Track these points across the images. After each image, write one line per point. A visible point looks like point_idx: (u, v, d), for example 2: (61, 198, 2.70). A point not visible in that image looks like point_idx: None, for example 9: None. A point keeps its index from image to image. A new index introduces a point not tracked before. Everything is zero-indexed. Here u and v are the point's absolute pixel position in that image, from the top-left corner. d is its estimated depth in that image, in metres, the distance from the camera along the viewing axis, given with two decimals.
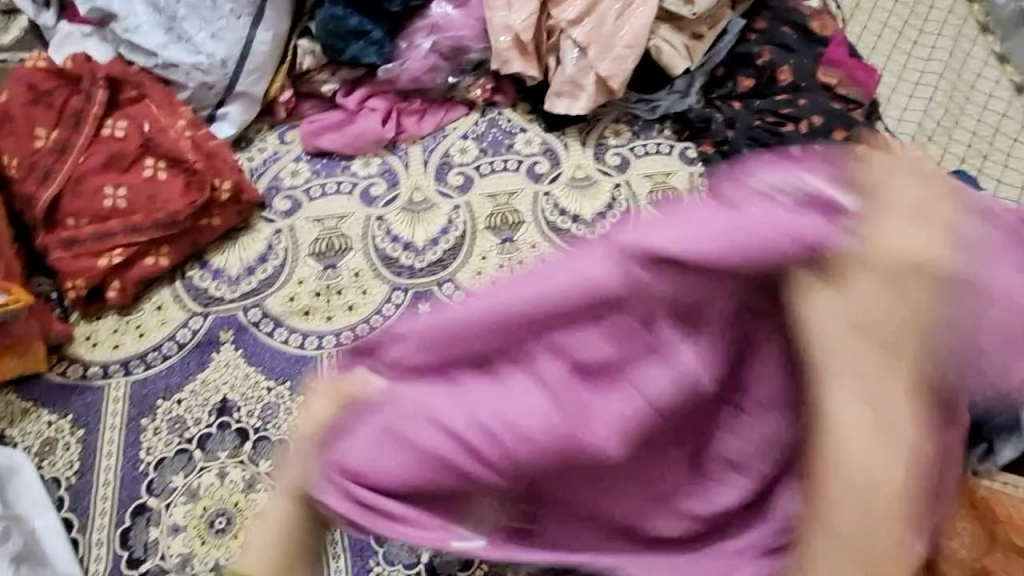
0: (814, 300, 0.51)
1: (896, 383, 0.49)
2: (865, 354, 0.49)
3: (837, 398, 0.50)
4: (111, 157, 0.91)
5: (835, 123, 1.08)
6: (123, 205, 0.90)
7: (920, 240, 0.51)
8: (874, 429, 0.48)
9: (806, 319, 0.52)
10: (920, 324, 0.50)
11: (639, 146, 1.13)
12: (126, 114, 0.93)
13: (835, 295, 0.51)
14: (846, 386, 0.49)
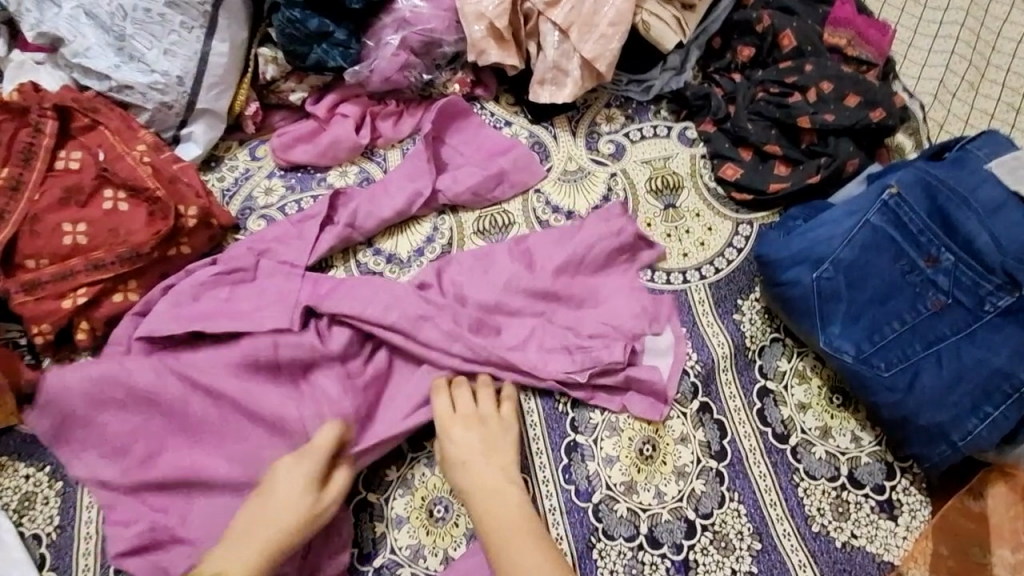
0: (466, 472, 0.77)
1: (504, 501, 0.75)
2: (487, 468, 0.78)
3: (478, 467, 0.78)
4: (68, 190, 0.86)
5: (847, 88, 0.98)
6: (85, 241, 0.85)
7: (483, 495, 0.76)
8: (489, 472, 0.78)
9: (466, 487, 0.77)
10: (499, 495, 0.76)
11: (635, 131, 1.06)
12: (82, 144, 0.88)
13: (480, 462, 0.78)
14: (482, 462, 0.78)
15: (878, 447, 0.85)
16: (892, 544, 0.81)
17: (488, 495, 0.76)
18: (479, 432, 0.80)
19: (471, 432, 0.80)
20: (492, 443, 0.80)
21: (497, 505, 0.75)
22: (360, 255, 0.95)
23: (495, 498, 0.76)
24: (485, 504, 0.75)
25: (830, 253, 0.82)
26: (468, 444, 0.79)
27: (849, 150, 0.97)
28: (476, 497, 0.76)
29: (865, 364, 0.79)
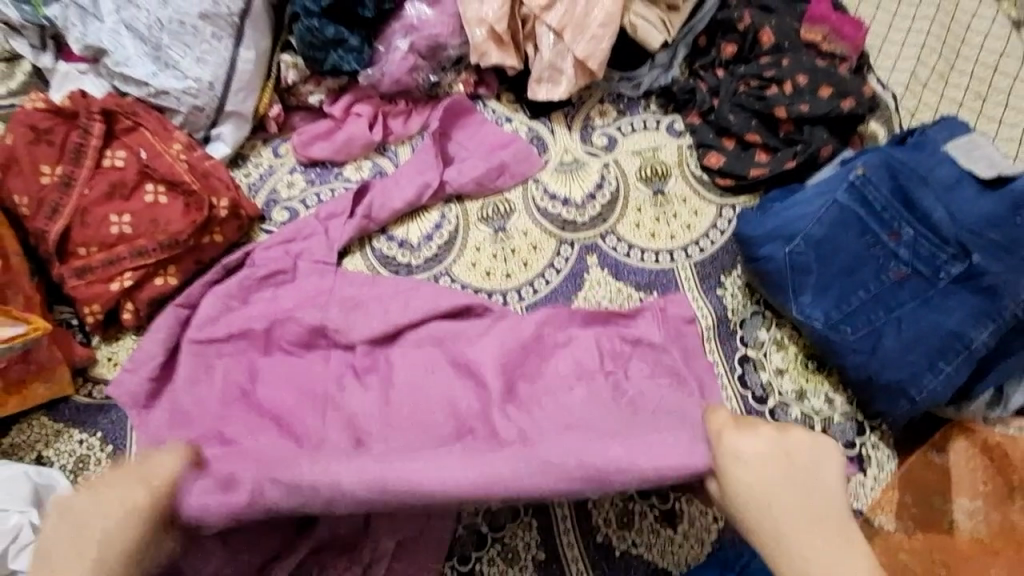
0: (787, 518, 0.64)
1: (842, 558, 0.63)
2: (817, 535, 0.64)
3: (784, 525, 0.64)
4: (113, 185, 0.96)
5: (821, 80, 1.06)
6: (129, 230, 0.94)
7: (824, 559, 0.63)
8: (822, 544, 0.63)
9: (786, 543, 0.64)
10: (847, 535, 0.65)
11: (626, 124, 1.14)
12: (125, 144, 0.98)
13: (807, 516, 0.64)
14: (790, 519, 0.64)
15: (849, 407, 0.92)
16: (862, 493, 0.87)
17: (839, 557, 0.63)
18: (762, 444, 0.67)
19: (747, 443, 0.67)
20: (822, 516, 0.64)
21: (782, 499, 0.65)
22: (375, 241, 1.05)
23: (792, 495, 0.65)
24: (768, 518, 0.65)
25: (801, 230, 0.90)
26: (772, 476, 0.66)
27: (823, 138, 1.05)
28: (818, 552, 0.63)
29: (834, 329, 0.87)
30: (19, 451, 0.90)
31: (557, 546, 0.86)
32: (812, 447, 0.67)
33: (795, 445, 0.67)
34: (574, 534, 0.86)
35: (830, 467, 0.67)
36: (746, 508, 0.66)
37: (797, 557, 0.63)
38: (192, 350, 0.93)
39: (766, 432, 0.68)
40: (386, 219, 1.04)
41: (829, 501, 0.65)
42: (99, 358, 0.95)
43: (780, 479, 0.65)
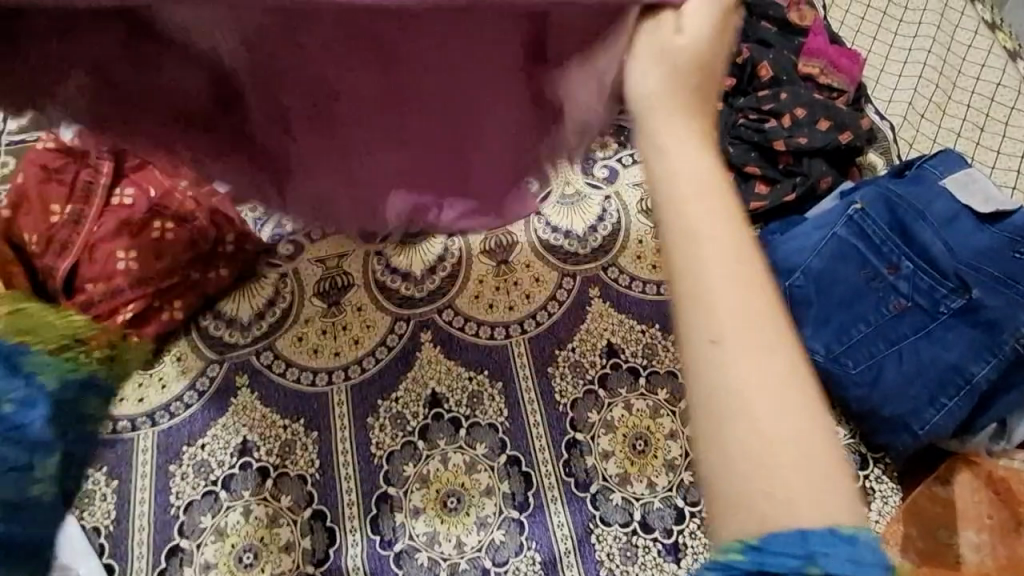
0: (733, 285, 0.42)
1: (783, 377, 0.40)
2: (755, 300, 0.42)
3: (743, 338, 0.40)
4: (121, 222, 0.97)
5: (819, 113, 1.08)
6: (135, 266, 0.96)
7: (756, 372, 0.40)
8: (777, 418, 0.39)
9: (719, 305, 0.41)
10: (788, 382, 0.40)
11: (627, 156, 1.16)
12: (133, 181, 1.00)
13: (726, 271, 0.42)
14: (761, 335, 0.41)
15: (852, 440, 0.91)
16: None
17: (775, 387, 0.40)
18: (704, 143, 0.46)
19: (681, 131, 0.47)
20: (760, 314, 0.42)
21: (786, 397, 0.40)
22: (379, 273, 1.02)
23: (771, 361, 0.40)
24: (710, 283, 0.42)
25: (800, 264, 0.91)
26: (732, 269, 0.42)
27: (822, 169, 1.06)
28: (755, 402, 0.40)
29: (834, 362, 0.88)
30: None
31: None
32: (785, 312, 0.42)
33: (789, 332, 0.42)
34: (577, 570, 0.86)
35: (765, 330, 0.41)
36: (678, 226, 0.43)
37: (754, 486, 0.39)
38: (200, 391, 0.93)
39: (709, 128, 0.48)
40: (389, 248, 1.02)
41: (817, 435, 0.40)
42: None
43: (759, 335, 0.41)
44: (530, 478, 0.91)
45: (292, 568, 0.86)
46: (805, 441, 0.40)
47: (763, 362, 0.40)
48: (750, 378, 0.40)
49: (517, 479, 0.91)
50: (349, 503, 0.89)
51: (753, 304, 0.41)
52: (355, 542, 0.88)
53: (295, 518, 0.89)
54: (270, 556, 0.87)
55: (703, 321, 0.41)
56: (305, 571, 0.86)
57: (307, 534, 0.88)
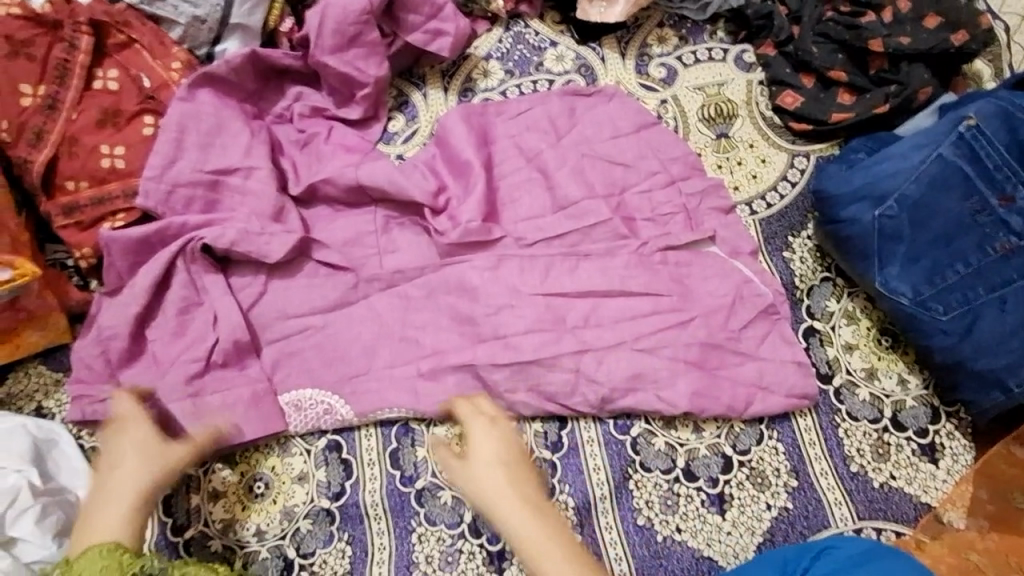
0: (472, 465, 0.71)
1: (546, 534, 0.65)
2: (533, 525, 0.66)
3: (485, 483, 0.69)
4: (106, 112, 0.84)
5: (926, 6, 0.91)
6: (122, 165, 0.83)
7: (523, 531, 0.66)
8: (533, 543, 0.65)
9: (473, 443, 0.74)
10: (551, 543, 0.65)
11: (688, 54, 1.00)
12: (118, 62, 0.86)
13: (481, 429, 0.75)
14: (547, 546, 0.64)
15: (924, 390, 0.84)
16: (931, 486, 0.80)
17: (523, 523, 0.66)
18: (505, 444, 0.73)
19: (489, 446, 0.72)
20: (520, 465, 0.71)
21: (527, 531, 0.66)
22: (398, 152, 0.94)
23: (517, 519, 0.66)
24: (473, 474, 0.70)
25: (894, 189, 0.77)
26: (494, 483, 0.69)
27: (923, 77, 0.89)
28: (509, 519, 0.66)
29: (922, 307, 0.76)
30: (18, 401, 0.83)
31: (592, 527, 0.79)
32: (546, 504, 0.68)
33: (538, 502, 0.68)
34: (612, 516, 0.79)
35: (491, 481, 0.69)
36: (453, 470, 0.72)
37: None
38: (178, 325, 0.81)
39: (518, 453, 0.72)
40: (414, 174, 0.87)
41: (545, 541, 0.65)
42: None
43: (513, 506, 0.67)
44: (564, 417, 0.82)
45: (305, 500, 0.80)
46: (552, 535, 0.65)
47: (541, 546, 0.65)
48: (513, 517, 0.67)
49: (550, 418, 0.82)
50: (366, 435, 0.82)
51: (523, 510, 0.67)
52: (373, 476, 0.81)
53: (308, 448, 0.82)
54: (282, 487, 0.80)
55: (498, 519, 0.67)
56: (319, 505, 0.80)
57: (322, 465, 0.81)
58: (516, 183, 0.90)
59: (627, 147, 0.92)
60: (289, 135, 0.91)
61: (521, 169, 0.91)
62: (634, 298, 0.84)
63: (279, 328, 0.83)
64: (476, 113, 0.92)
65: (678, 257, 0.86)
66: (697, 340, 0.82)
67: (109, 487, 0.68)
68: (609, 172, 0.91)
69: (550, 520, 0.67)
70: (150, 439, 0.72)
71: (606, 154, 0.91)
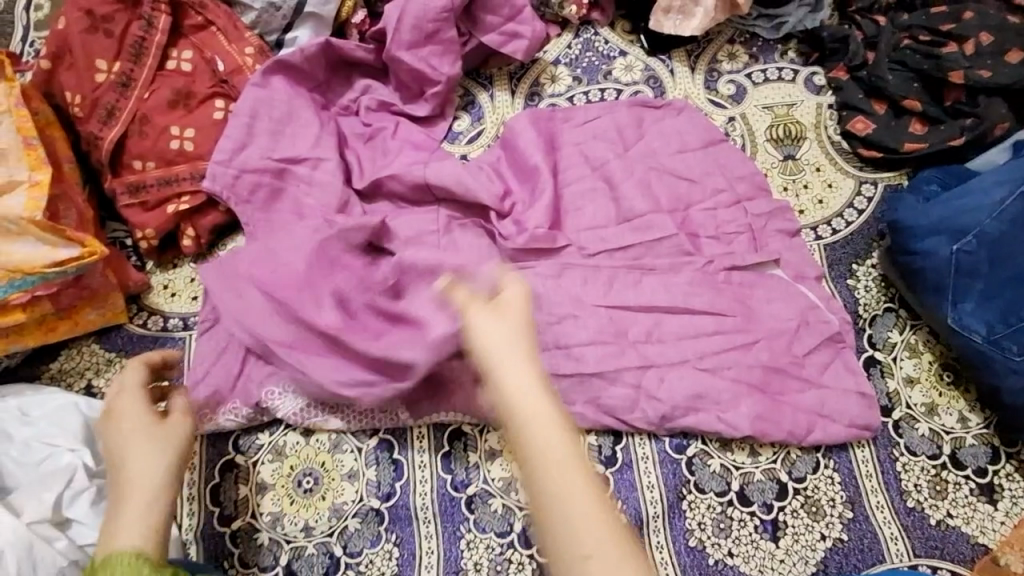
0: (492, 337, 0.54)
1: (575, 485, 0.48)
2: (576, 481, 0.48)
3: (539, 420, 0.50)
4: (177, 93, 0.83)
5: (1009, 42, 0.90)
6: (191, 148, 0.82)
7: (562, 484, 0.48)
8: (558, 501, 0.48)
9: (475, 327, 0.55)
10: (602, 514, 0.48)
11: (758, 72, 0.99)
12: (192, 44, 0.85)
13: (490, 312, 0.55)
14: (581, 500, 0.48)
15: (985, 429, 0.83)
16: (988, 528, 0.79)
17: (553, 454, 0.49)
18: (523, 342, 0.54)
19: (513, 355, 0.53)
20: (538, 381, 0.52)
21: (561, 471, 0.48)
22: (463, 152, 0.93)
23: (562, 473, 0.48)
24: (510, 386, 0.52)
25: (974, 225, 0.76)
26: (520, 384, 0.51)
27: (1001, 113, 0.88)
28: (542, 481, 0.49)
29: (995, 346, 0.75)
30: (69, 378, 0.83)
31: (643, 546, 0.78)
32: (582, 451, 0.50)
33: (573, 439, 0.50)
34: (664, 536, 0.78)
35: (511, 373, 0.52)
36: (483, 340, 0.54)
37: (576, 549, 0.47)
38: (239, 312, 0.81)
39: (533, 361, 0.53)
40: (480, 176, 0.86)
41: (593, 505, 0.48)
42: (153, 285, 0.87)
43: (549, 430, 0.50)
44: (620, 432, 0.81)
45: (354, 498, 0.79)
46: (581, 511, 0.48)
47: (589, 537, 0.47)
48: (538, 440, 0.49)
49: (605, 432, 0.81)
50: (419, 436, 0.81)
51: (563, 458, 0.49)
52: (424, 479, 0.80)
53: (360, 446, 0.81)
54: (332, 484, 0.80)
55: (520, 435, 0.50)
56: (368, 505, 0.79)
57: (372, 464, 0.80)
58: (581, 192, 0.89)
59: (695, 162, 0.91)
60: (354, 128, 0.90)
61: (588, 178, 0.89)
62: (695, 315, 0.83)
63: None
64: (545, 119, 0.92)
65: (744, 277, 0.85)
66: (760, 363, 0.80)
67: (122, 483, 0.59)
68: (676, 186, 0.89)
69: (557, 454, 0.49)
70: (143, 425, 0.62)
71: (674, 168, 0.90)
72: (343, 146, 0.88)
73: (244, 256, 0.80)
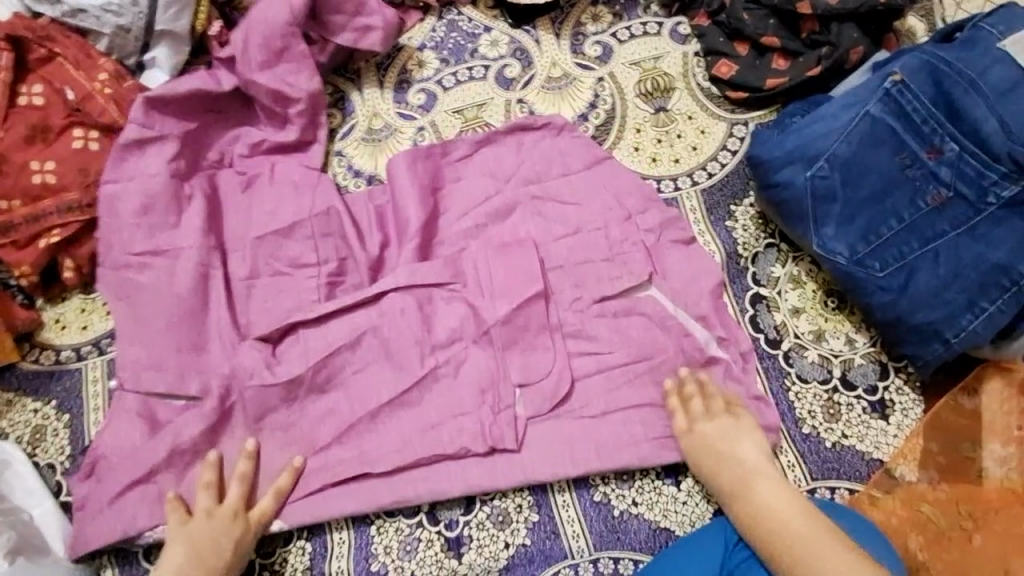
0: (699, 439, 0.77)
1: (802, 520, 0.70)
2: (801, 509, 0.70)
3: (752, 482, 0.74)
4: (34, 128, 0.84)
5: None
6: (53, 181, 0.83)
7: (781, 504, 0.71)
8: (804, 532, 0.69)
9: (693, 446, 0.77)
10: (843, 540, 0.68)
11: (623, 30, 0.99)
12: (42, 78, 0.86)
13: (713, 428, 0.77)
14: (821, 545, 0.67)
15: (872, 348, 0.85)
16: (882, 441, 0.81)
17: (775, 497, 0.72)
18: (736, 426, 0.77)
19: (729, 435, 0.77)
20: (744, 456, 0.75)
21: (793, 517, 0.70)
22: (332, 161, 0.93)
23: (796, 519, 0.70)
24: (743, 482, 0.74)
25: (826, 150, 0.78)
26: (734, 459, 0.75)
27: (854, 37, 0.89)
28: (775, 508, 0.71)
29: (859, 265, 0.77)
30: None
31: (549, 506, 0.79)
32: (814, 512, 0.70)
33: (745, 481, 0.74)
34: (569, 494, 0.80)
35: (747, 449, 0.76)
36: (707, 467, 0.76)
37: None
38: (127, 333, 0.82)
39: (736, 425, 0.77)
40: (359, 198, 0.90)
41: (824, 528, 0.69)
42: (45, 320, 0.87)
43: (781, 497, 0.72)
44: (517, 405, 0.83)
45: None
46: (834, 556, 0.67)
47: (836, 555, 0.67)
48: (782, 509, 0.71)
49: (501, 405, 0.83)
50: None
51: (791, 498, 0.72)
52: None
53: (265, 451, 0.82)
54: None
55: (764, 520, 0.71)
56: None
57: None
58: (456, 183, 0.91)
59: (568, 139, 0.93)
60: (221, 139, 0.90)
61: (467, 175, 0.91)
62: (570, 282, 0.86)
63: (229, 340, 0.82)
64: (423, 157, 0.90)
65: (620, 237, 0.87)
66: (643, 320, 0.84)
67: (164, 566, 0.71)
68: (549, 165, 0.91)
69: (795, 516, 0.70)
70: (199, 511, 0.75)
71: (544, 147, 0.92)
72: (214, 161, 0.89)
73: (128, 285, 0.83)
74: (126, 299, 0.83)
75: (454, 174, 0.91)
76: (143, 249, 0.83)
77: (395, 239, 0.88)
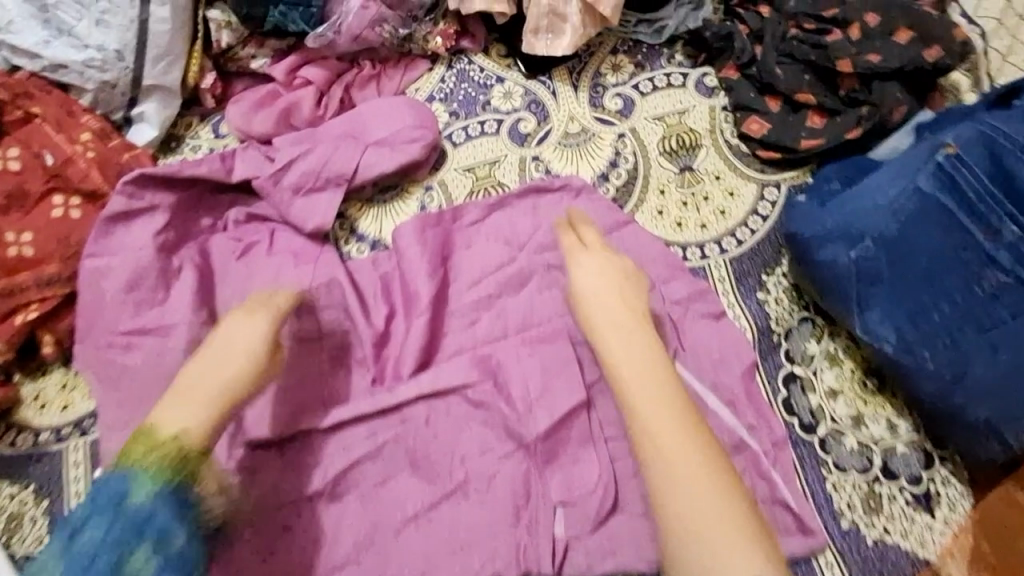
0: (588, 272, 0.76)
1: (663, 421, 0.65)
2: (669, 417, 0.65)
3: (626, 351, 0.70)
4: (10, 195, 0.77)
5: (898, 20, 0.85)
6: (31, 253, 0.76)
7: (657, 420, 0.65)
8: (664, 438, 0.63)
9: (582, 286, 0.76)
10: (693, 453, 0.62)
11: (646, 81, 0.93)
12: (20, 140, 0.80)
13: (598, 275, 0.76)
14: (675, 449, 0.63)
15: (916, 434, 0.78)
16: (928, 538, 0.74)
17: (655, 394, 0.67)
18: (623, 288, 0.75)
19: (619, 309, 0.74)
20: (634, 328, 0.72)
21: (669, 441, 0.63)
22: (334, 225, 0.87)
23: (667, 420, 0.65)
24: (630, 375, 0.69)
25: (871, 227, 0.71)
26: (605, 306, 0.74)
27: (897, 96, 0.83)
28: (644, 413, 0.66)
29: (908, 353, 0.70)
30: None
31: None
32: (687, 408, 0.66)
33: (677, 401, 0.66)
34: None
35: (610, 330, 0.72)
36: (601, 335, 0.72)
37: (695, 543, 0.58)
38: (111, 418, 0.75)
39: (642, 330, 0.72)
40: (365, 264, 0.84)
41: (692, 459, 0.62)
42: (23, 398, 0.81)
43: (661, 421, 0.65)
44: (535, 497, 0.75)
45: None
46: (693, 479, 0.61)
47: (689, 489, 0.61)
48: (655, 428, 0.65)
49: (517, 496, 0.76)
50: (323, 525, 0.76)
51: (654, 391, 0.67)
52: None
53: None
54: None
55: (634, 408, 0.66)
56: None
57: None
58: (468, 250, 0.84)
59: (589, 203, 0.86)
60: (214, 200, 0.83)
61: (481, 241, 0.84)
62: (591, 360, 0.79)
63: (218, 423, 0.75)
64: (432, 225, 0.83)
65: (645, 311, 0.80)
66: None
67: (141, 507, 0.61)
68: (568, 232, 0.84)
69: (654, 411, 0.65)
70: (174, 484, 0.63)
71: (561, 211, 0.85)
72: (206, 225, 0.82)
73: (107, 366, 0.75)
74: (110, 380, 0.75)
75: (466, 238, 0.85)
76: (129, 328, 0.76)
77: (402, 308, 0.81)
